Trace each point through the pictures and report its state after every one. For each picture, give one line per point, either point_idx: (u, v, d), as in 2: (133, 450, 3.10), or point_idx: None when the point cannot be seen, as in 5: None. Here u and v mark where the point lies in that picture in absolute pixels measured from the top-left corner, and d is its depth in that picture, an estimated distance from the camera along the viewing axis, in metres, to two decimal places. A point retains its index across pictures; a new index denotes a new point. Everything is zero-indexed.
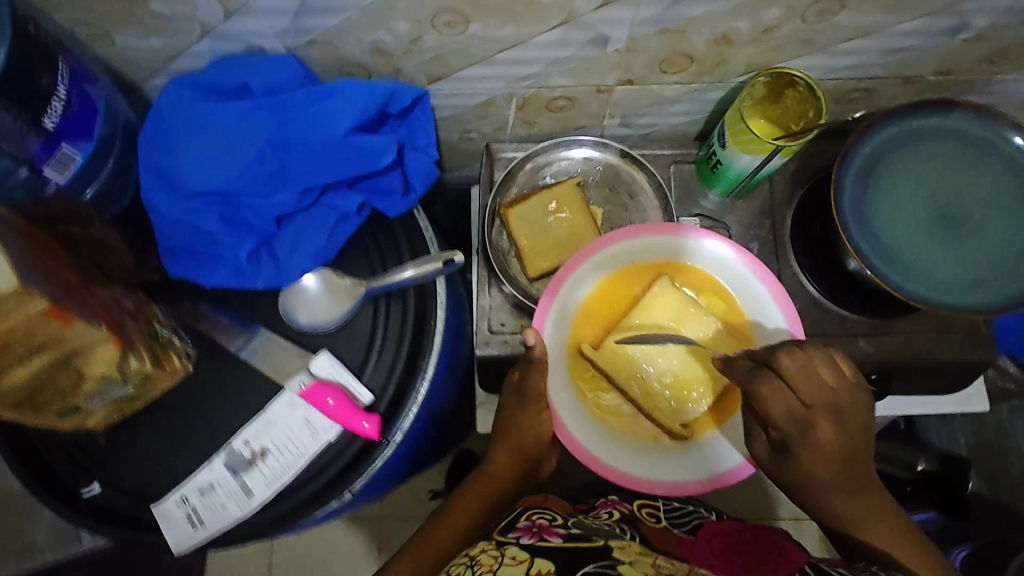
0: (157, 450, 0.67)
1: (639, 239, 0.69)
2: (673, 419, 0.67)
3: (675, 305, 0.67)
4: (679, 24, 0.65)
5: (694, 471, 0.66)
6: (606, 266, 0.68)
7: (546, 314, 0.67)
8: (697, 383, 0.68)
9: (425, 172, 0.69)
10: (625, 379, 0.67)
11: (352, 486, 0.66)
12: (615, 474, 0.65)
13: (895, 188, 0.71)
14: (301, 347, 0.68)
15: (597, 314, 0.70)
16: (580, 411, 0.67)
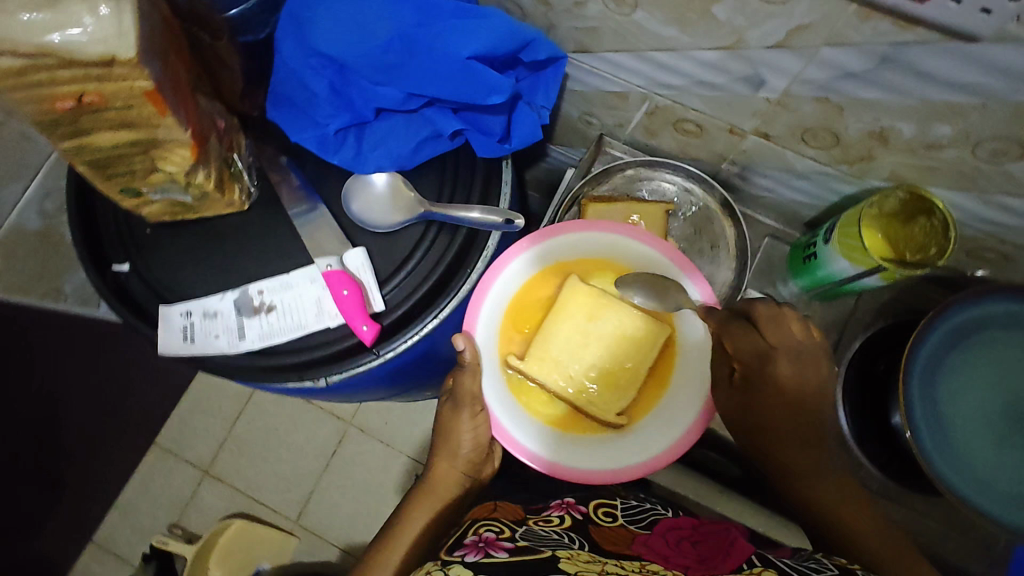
0: (185, 260, 0.71)
1: (548, 243, 0.73)
2: (606, 410, 0.71)
3: (590, 302, 0.72)
4: (842, 99, 0.61)
5: (634, 451, 0.71)
6: (519, 277, 0.74)
7: (473, 322, 0.72)
8: (624, 372, 0.72)
9: (529, 131, 0.69)
10: (553, 381, 0.71)
11: (329, 376, 0.69)
12: (550, 466, 0.70)
13: (978, 368, 0.65)
14: (345, 234, 0.70)
15: (521, 320, 0.75)
16: (511, 411, 0.72)
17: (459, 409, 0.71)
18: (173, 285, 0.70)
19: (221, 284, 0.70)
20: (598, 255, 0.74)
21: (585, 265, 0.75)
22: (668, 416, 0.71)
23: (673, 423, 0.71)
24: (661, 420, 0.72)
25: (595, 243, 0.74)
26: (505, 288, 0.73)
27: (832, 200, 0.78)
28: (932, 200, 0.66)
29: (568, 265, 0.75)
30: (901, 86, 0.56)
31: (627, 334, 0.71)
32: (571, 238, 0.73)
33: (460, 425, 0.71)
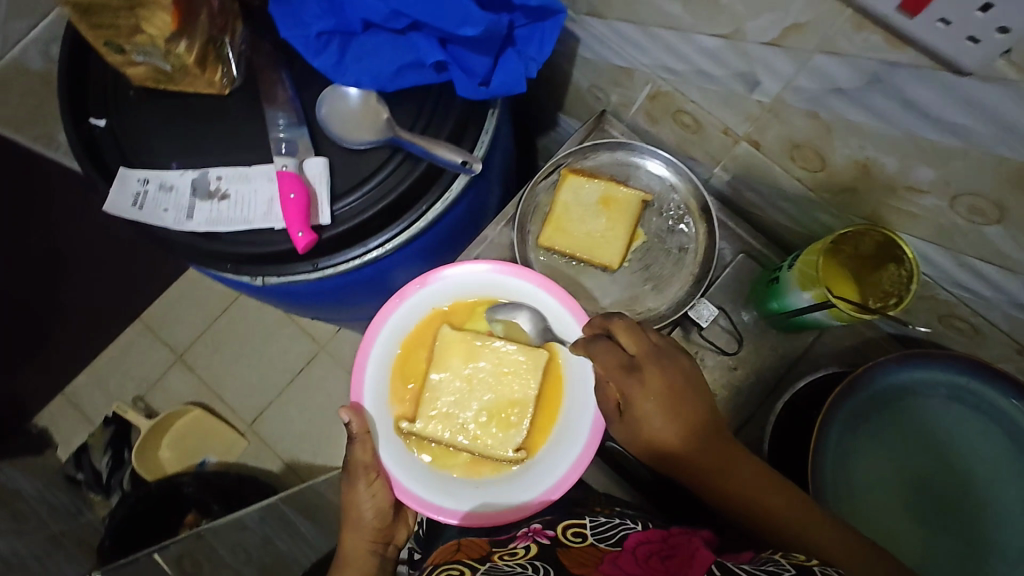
0: (159, 130, 0.72)
1: (405, 305, 0.75)
2: (503, 446, 0.72)
3: (463, 349, 0.74)
4: (831, 117, 0.58)
5: (544, 477, 0.72)
6: (398, 331, 0.76)
7: (359, 395, 0.74)
8: (513, 407, 0.73)
9: (512, 79, 0.67)
10: (449, 433, 0.73)
11: (265, 277, 0.71)
12: (458, 515, 0.71)
13: (879, 433, 0.64)
14: (312, 145, 0.70)
15: (407, 374, 0.76)
16: (414, 471, 0.72)
17: (357, 481, 0.74)
18: (141, 151, 0.72)
19: (186, 161, 0.71)
20: (464, 299, 0.76)
21: (459, 312, 0.77)
22: (561, 437, 0.73)
23: (572, 441, 0.72)
24: (563, 442, 0.73)
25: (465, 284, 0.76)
26: (385, 354, 0.75)
27: (813, 230, 0.75)
28: (903, 249, 0.61)
29: (446, 313, 0.77)
30: (888, 114, 0.53)
31: (506, 369, 0.74)
32: (439, 286, 0.76)
33: (360, 497, 0.74)
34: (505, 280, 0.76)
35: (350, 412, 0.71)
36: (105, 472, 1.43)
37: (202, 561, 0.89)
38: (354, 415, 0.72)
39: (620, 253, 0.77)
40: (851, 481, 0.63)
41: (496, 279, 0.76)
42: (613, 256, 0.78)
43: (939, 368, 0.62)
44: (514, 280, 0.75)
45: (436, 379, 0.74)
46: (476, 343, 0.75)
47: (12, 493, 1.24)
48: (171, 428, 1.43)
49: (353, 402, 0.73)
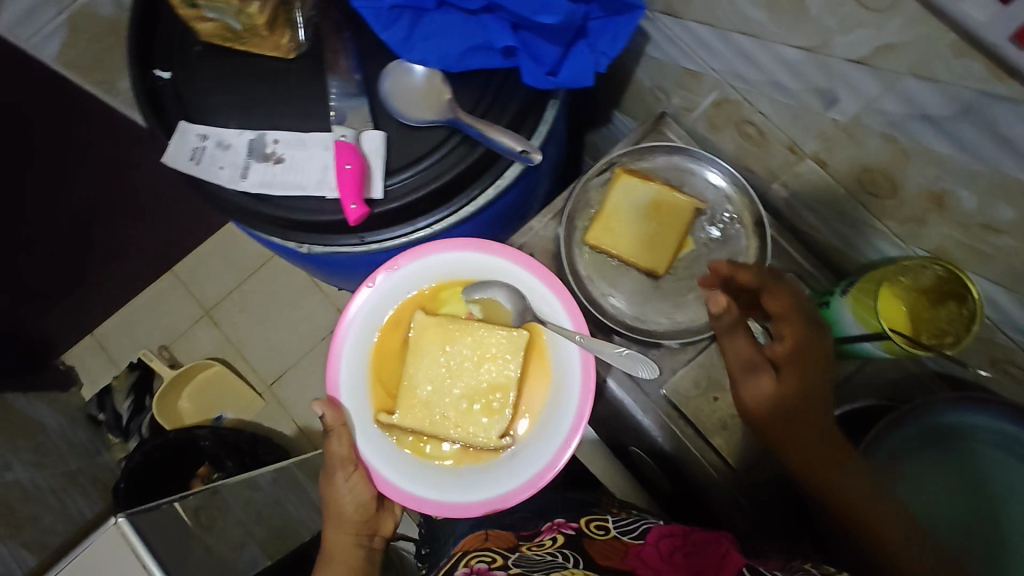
0: (221, 87, 0.72)
1: (380, 289, 0.72)
2: (487, 433, 0.69)
3: (438, 333, 0.70)
4: (911, 144, 0.56)
5: (529, 463, 0.69)
6: (373, 317, 0.72)
7: (335, 387, 0.71)
8: (495, 390, 0.70)
9: (581, 73, 0.67)
10: (429, 424, 0.69)
11: (311, 245, 0.72)
12: (442, 509, 0.69)
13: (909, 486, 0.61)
14: (371, 117, 0.70)
15: (384, 362, 0.73)
16: (394, 463, 0.70)
17: (333, 474, 0.71)
18: (202, 107, 0.72)
19: (245, 121, 0.71)
20: (435, 281, 0.73)
21: (436, 295, 0.73)
22: (546, 419, 0.70)
23: (556, 425, 0.69)
24: (548, 426, 0.70)
25: (439, 265, 0.73)
26: (360, 341, 0.72)
27: (869, 258, 0.73)
28: (969, 287, 0.59)
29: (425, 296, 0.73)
30: (975, 147, 0.50)
31: (485, 353, 0.70)
32: (414, 267, 0.72)
33: (340, 490, 0.71)
34: (478, 258, 0.72)
35: (323, 403, 0.69)
36: (125, 416, 1.46)
37: (216, 515, 0.90)
38: (330, 408, 0.70)
39: (667, 259, 0.76)
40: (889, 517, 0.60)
41: (470, 257, 0.72)
42: (659, 262, 0.76)
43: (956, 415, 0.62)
44: (490, 256, 0.72)
45: (411, 363, 0.70)
46: (452, 326, 0.70)
47: (36, 427, 1.32)
48: (194, 379, 1.46)
49: (328, 394, 0.71)
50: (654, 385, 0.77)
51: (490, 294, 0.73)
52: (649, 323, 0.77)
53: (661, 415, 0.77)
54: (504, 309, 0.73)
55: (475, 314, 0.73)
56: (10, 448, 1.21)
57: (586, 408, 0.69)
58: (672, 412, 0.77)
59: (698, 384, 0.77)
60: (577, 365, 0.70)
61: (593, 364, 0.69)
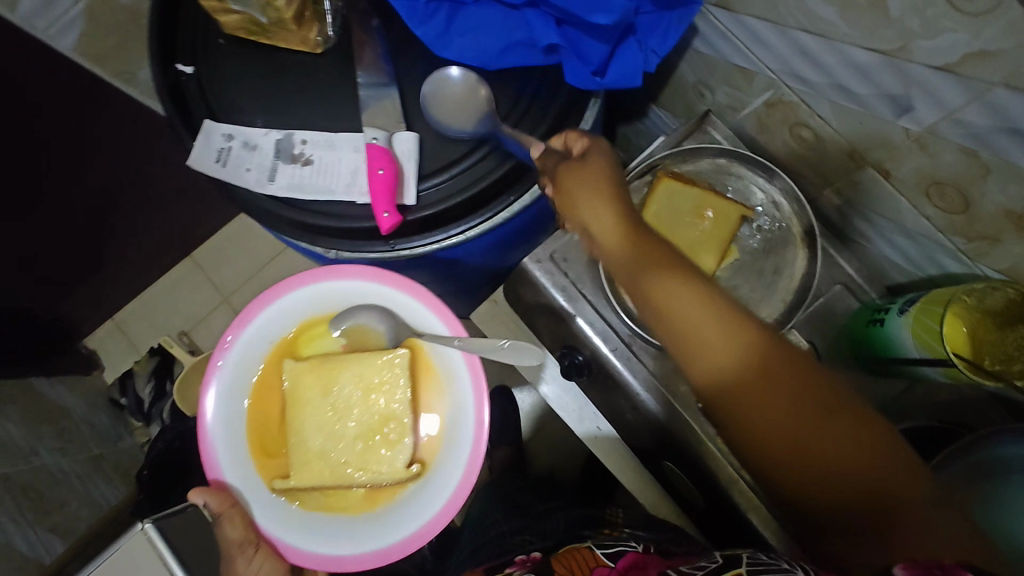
0: (246, 83, 0.69)
1: (227, 371, 0.74)
2: (390, 466, 0.72)
3: (315, 378, 0.74)
4: (993, 160, 0.51)
5: (444, 485, 0.73)
6: (243, 377, 0.75)
7: (216, 473, 0.73)
8: (388, 424, 0.73)
9: (629, 73, 0.62)
10: (329, 474, 0.73)
11: (339, 251, 0.67)
12: (366, 559, 0.72)
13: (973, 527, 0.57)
14: (403, 117, 0.66)
15: (263, 420, 0.76)
16: (303, 528, 0.73)
17: (234, 557, 0.73)
18: (227, 105, 0.69)
19: (272, 120, 0.68)
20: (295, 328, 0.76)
21: (303, 338, 0.76)
22: (447, 437, 0.74)
23: (461, 442, 0.74)
24: (450, 447, 0.74)
25: (307, 299, 0.76)
26: (228, 406, 0.74)
27: (929, 273, 0.69)
28: None
29: (291, 340, 0.76)
30: None
31: (370, 383, 0.74)
32: (269, 315, 0.75)
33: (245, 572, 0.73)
34: (336, 286, 0.75)
35: (205, 492, 0.71)
36: (148, 400, 1.43)
37: None
38: (213, 495, 0.71)
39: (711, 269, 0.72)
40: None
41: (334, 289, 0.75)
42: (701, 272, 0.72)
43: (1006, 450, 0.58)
44: (349, 280, 0.75)
45: (295, 411, 0.74)
46: (326, 366, 0.73)
47: (61, 411, 1.31)
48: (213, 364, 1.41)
49: (210, 480, 0.73)
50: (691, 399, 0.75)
51: (356, 320, 0.75)
52: None
53: (699, 432, 0.74)
54: (376, 332, 0.76)
55: (348, 344, 0.77)
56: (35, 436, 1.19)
57: (483, 418, 0.73)
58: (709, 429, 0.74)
59: None
60: (465, 370, 0.74)
61: (478, 363, 0.73)
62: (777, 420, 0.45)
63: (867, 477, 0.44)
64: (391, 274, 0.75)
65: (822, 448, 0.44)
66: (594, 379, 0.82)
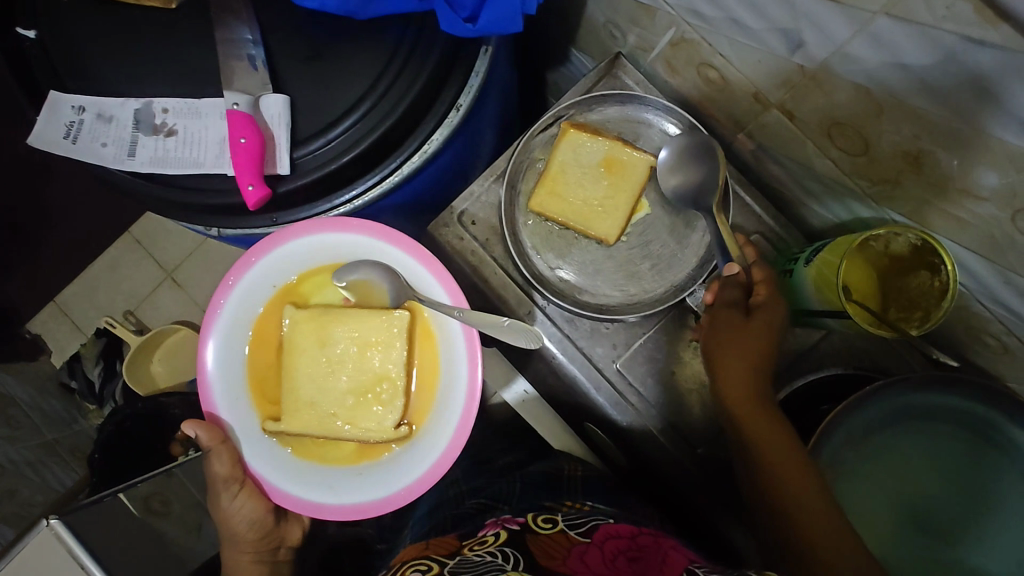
0: (96, 46, 0.62)
1: (233, 299, 0.67)
2: (384, 424, 0.67)
3: (313, 328, 0.68)
4: (885, 96, 0.47)
5: (424, 458, 0.68)
6: (242, 315, 0.68)
7: (210, 405, 0.67)
8: (377, 387, 0.68)
9: (508, 13, 0.55)
10: (318, 425, 0.67)
11: (221, 228, 0.65)
12: (344, 511, 0.67)
13: (871, 470, 0.58)
14: (270, 79, 0.61)
15: (260, 357, 0.70)
16: (290, 466, 0.68)
17: (219, 493, 0.75)
18: (76, 73, 0.62)
19: (127, 87, 0.62)
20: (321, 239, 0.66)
21: (305, 286, 0.69)
22: (443, 403, 0.68)
23: (451, 412, 0.67)
24: (442, 413, 0.68)
25: (310, 246, 0.66)
26: (227, 342, 0.67)
27: (841, 217, 0.65)
28: (943, 259, 0.53)
29: (292, 286, 0.68)
30: (958, 101, 0.42)
31: (367, 341, 0.68)
32: (274, 256, 0.66)
33: (229, 508, 0.76)
34: (324, 239, 0.66)
35: (197, 424, 0.67)
36: (98, 382, 1.35)
37: (171, 500, 0.88)
38: (205, 429, 0.67)
39: (619, 224, 0.69)
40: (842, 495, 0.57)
41: (320, 245, 0.66)
42: (610, 228, 0.69)
43: (915, 395, 0.57)
44: (349, 235, 0.66)
45: (316, 337, 0.68)
46: (325, 316, 0.68)
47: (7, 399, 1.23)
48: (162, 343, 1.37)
49: (203, 412, 0.68)
50: (607, 360, 0.74)
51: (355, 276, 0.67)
52: (600, 297, 0.71)
53: (614, 391, 0.73)
54: (380, 291, 0.68)
55: (351, 299, 0.70)
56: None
57: (477, 394, 0.67)
58: (625, 387, 0.73)
59: (653, 360, 0.73)
60: (463, 347, 0.67)
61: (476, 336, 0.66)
62: (732, 377, 0.59)
63: (779, 462, 0.54)
64: (391, 234, 0.67)
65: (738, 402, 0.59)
66: None
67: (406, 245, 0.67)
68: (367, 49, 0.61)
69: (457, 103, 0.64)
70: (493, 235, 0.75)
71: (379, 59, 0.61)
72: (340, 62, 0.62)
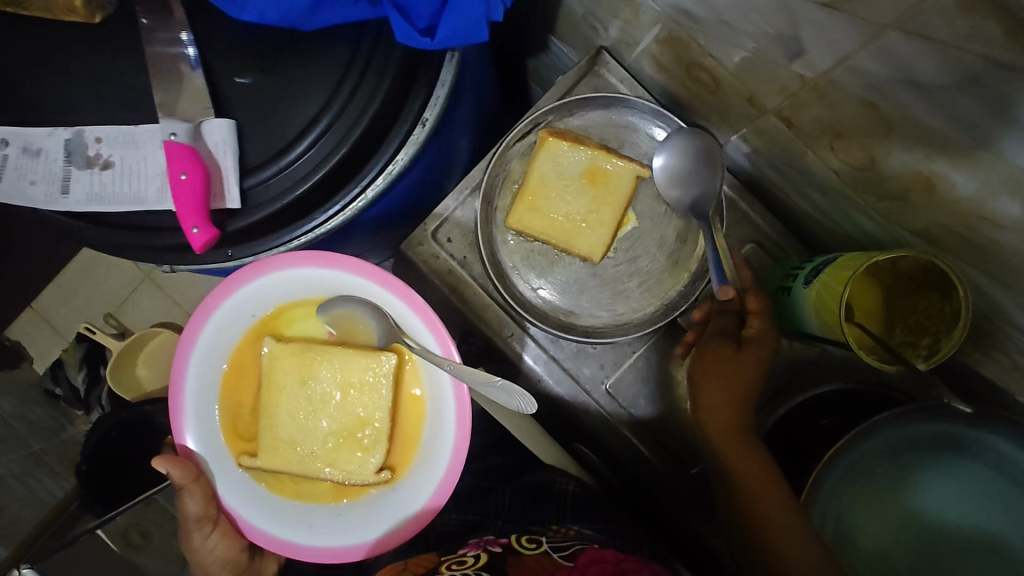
0: (14, 68, 0.56)
1: (212, 325, 0.63)
2: (364, 468, 0.64)
3: (294, 364, 0.64)
4: (894, 114, 0.42)
5: (407, 505, 0.64)
6: (220, 347, 0.64)
7: (182, 436, 0.63)
8: (360, 429, 0.64)
9: (471, 21, 0.50)
10: (298, 464, 0.64)
11: (174, 265, 0.58)
12: (321, 553, 0.64)
13: (878, 506, 0.53)
14: (212, 101, 0.55)
15: (237, 392, 0.66)
16: (265, 503, 0.65)
17: (190, 533, 0.65)
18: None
19: (53, 115, 0.56)
20: (308, 280, 0.63)
21: (286, 318, 0.66)
22: (428, 449, 0.65)
23: (437, 460, 0.64)
24: (426, 459, 0.65)
25: (292, 282, 0.63)
26: (205, 374, 0.63)
27: (844, 228, 0.60)
28: (955, 283, 0.48)
29: (273, 319, 0.65)
30: (978, 126, 0.37)
31: (350, 381, 0.64)
32: (254, 288, 0.63)
33: (201, 549, 0.66)
34: (315, 274, 0.63)
35: (168, 461, 0.60)
36: (83, 388, 1.24)
37: (152, 530, 0.87)
38: (177, 465, 0.61)
39: (605, 241, 0.64)
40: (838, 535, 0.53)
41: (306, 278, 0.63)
42: (595, 246, 0.64)
43: (915, 424, 0.53)
44: (340, 272, 0.63)
45: (298, 373, 0.64)
46: (309, 354, 0.64)
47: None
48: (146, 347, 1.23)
49: (176, 445, 0.63)
50: (596, 381, 0.70)
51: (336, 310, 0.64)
52: (586, 318, 0.67)
53: (604, 413, 0.70)
54: (367, 328, 0.65)
55: (334, 335, 0.66)
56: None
57: (466, 445, 0.63)
58: (616, 409, 0.70)
59: (645, 380, 0.70)
60: (451, 399, 0.64)
61: (466, 392, 0.63)
62: (717, 405, 0.57)
63: (762, 507, 0.53)
64: (384, 277, 0.63)
65: (727, 439, 0.56)
66: (498, 362, 0.75)
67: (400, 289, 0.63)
68: (317, 63, 0.55)
69: (423, 117, 0.57)
70: (472, 252, 0.70)
71: (332, 73, 0.55)
72: (288, 78, 0.55)
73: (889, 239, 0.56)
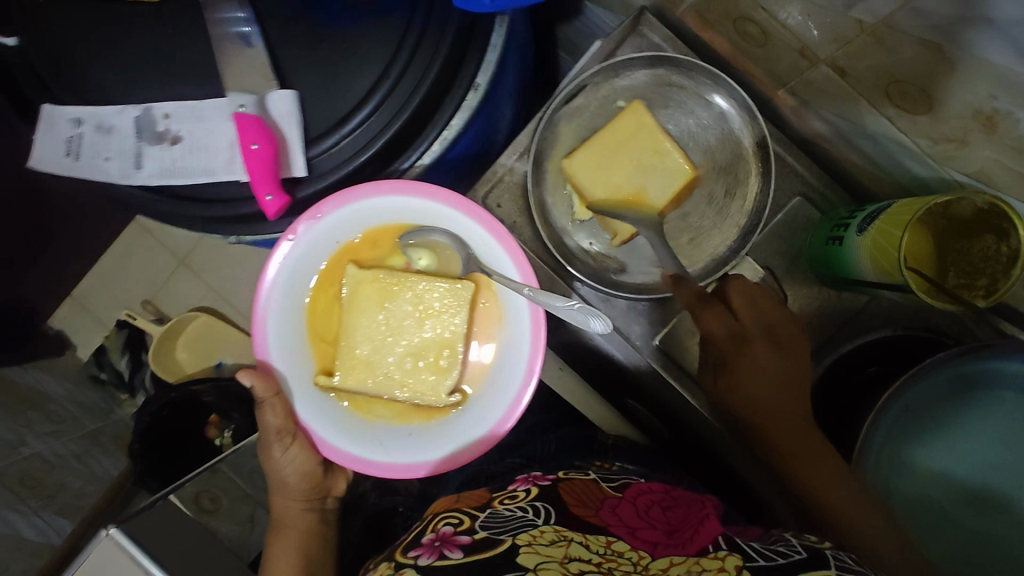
0: (84, 50, 0.58)
1: (300, 247, 0.60)
2: (438, 389, 0.62)
3: (375, 289, 0.62)
4: (959, 53, 0.43)
5: (478, 424, 0.62)
6: (304, 270, 0.61)
7: (264, 351, 0.61)
8: (435, 351, 0.62)
9: None
10: (373, 384, 0.62)
11: (240, 232, 0.60)
12: (392, 468, 0.61)
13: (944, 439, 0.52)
14: (275, 73, 0.57)
15: (321, 317, 0.64)
16: (337, 418, 0.62)
17: (270, 446, 0.70)
18: (64, 81, 0.58)
19: (122, 94, 0.58)
20: (389, 213, 0.61)
21: (372, 246, 0.63)
22: (500, 369, 0.62)
23: (507, 382, 0.62)
24: (499, 379, 0.62)
25: (383, 209, 0.60)
26: (287, 296, 0.61)
27: (894, 176, 0.61)
28: (1014, 225, 0.48)
29: (357, 245, 0.62)
30: None
31: (428, 308, 0.62)
32: (347, 213, 0.60)
33: (280, 462, 0.71)
34: (397, 202, 0.60)
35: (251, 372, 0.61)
36: (127, 371, 1.24)
37: (219, 496, 0.90)
38: (260, 379, 0.62)
39: (571, 173, 0.65)
40: (902, 516, 0.52)
41: (393, 204, 0.60)
42: (575, 169, 0.65)
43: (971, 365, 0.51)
44: (419, 201, 0.60)
45: (379, 301, 0.62)
46: (390, 282, 0.62)
47: (41, 395, 1.12)
48: (189, 327, 1.25)
49: (257, 358, 0.62)
50: (646, 339, 0.71)
51: (430, 237, 0.62)
52: (638, 277, 0.69)
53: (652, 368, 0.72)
54: (445, 256, 0.63)
55: (414, 265, 0.64)
56: (22, 422, 1.04)
57: (535, 364, 0.60)
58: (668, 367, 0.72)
59: None
60: (526, 320, 0.61)
61: (544, 316, 0.60)
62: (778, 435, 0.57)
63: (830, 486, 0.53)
64: (459, 205, 0.61)
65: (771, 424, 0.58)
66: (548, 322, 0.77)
67: (471, 214, 0.61)
68: (376, 32, 0.57)
69: (476, 82, 0.58)
70: (520, 214, 0.72)
71: (389, 42, 0.57)
72: (347, 49, 0.57)
73: (941, 185, 0.56)
